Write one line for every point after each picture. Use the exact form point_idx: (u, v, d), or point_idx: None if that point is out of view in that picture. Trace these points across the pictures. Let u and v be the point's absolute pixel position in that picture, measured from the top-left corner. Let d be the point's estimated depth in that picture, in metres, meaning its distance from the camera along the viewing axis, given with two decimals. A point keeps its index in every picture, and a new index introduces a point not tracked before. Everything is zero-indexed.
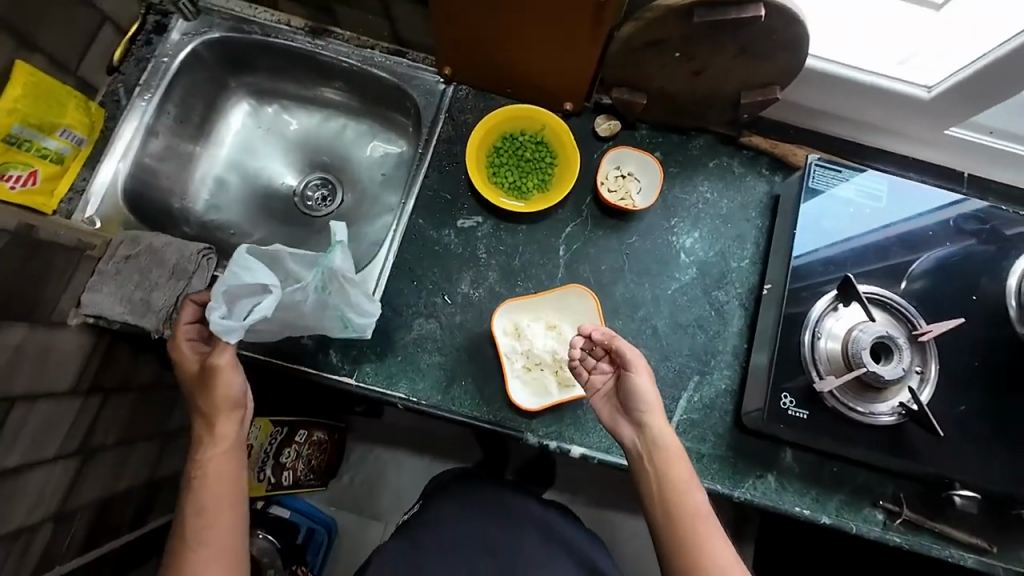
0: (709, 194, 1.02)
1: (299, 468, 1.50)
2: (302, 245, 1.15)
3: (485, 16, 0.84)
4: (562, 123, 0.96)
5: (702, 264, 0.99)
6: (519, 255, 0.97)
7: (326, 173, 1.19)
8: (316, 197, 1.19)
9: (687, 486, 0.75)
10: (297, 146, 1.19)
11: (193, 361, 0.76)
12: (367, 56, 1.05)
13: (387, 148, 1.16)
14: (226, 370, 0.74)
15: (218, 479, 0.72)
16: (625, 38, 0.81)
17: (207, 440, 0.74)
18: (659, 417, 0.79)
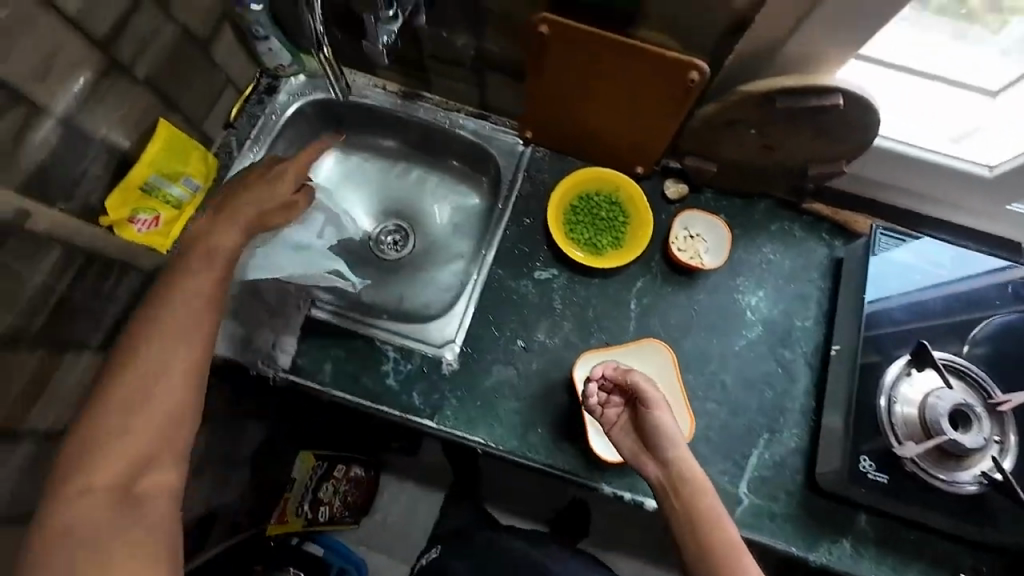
0: (772, 255, 1.07)
1: (335, 504, 1.52)
2: (376, 286, 1.22)
3: (573, 90, 0.91)
4: (636, 188, 1.04)
5: (768, 321, 1.02)
6: (592, 307, 1.02)
7: (400, 221, 1.27)
8: (390, 241, 1.26)
9: (713, 511, 0.72)
10: (375, 194, 1.28)
11: (292, 185, 0.89)
12: (455, 119, 1.14)
13: (460, 199, 1.25)
14: (297, 204, 0.89)
15: (179, 326, 0.69)
16: (705, 116, 0.88)
17: (173, 279, 0.73)
18: (681, 450, 0.78)
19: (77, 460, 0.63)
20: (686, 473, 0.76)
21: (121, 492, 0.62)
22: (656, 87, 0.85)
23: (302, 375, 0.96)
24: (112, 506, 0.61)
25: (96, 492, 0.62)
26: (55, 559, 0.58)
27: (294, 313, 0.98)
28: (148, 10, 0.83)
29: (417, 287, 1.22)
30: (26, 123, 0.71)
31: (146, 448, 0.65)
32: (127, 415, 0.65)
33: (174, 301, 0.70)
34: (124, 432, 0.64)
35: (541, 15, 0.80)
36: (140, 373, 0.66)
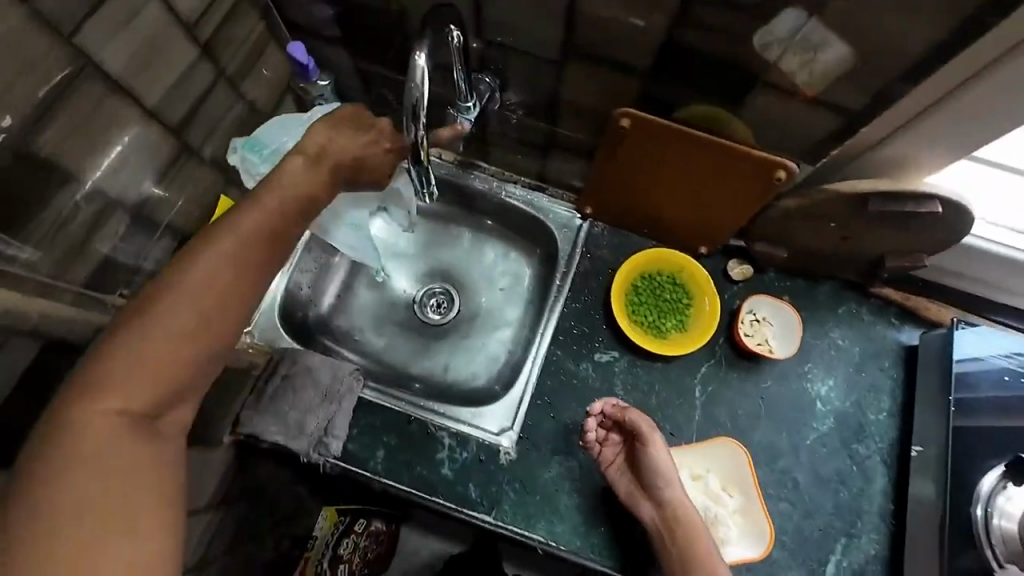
0: (841, 340, 1.02)
1: (354, 564, 1.17)
2: (421, 354, 1.18)
3: (645, 176, 0.89)
4: (700, 270, 1.01)
5: (840, 414, 0.97)
6: (655, 394, 0.98)
7: (446, 284, 1.24)
8: (434, 303, 1.22)
9: (702, 545, 0.83)
10: (421, 257, 1.25)
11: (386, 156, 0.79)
12: (511, 189, 1.12)
13: (509, 265, 1.22)
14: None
15: (253, 259, 0.63)
16: (785, 208, 0.85)
17: (257, 201, 0.65)
18: (677, 492, 0.86)
19: (121, 343, 0.55)
20: (682, 518, 0.84)
21: (144, 430, 0.54)
22: (737, 180, 0.82)
23: (354, 463, 0.91)
24: (136, 437, 0.53)
25: (126, 414, 0.54)
26: (63, 488, 0.49)
27: (346, 396, 0.93)
28: (221, 93, 0.83)
29: (463, 355, 1.17)
30: (99, 217, 0.69)
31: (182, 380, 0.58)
32: (176, 336, 0.57)
33: (252, 225, 0.63)
34: (167, 348, 0.56)
35: (624, 110, 0.77)
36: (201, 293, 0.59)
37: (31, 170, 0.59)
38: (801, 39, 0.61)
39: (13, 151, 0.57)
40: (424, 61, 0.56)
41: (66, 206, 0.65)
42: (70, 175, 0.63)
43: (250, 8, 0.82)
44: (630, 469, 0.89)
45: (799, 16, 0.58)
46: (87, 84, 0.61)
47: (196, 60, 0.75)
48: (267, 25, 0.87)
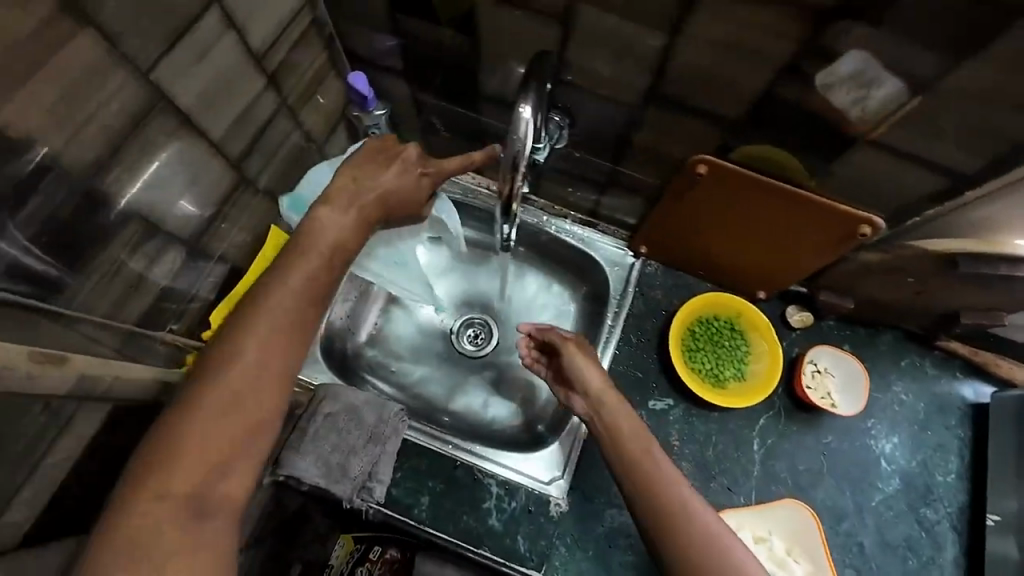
0: (904, 395, 0.98)
1: None
2: (458, 388, 1.13)
3: (711, 221, 0.86)
4: (760, 316, 0.97)
5: (907, 474, 0.93)
6: (712, 445, 0.93)
7: (485, 315, 1.19)
8: (472, 335, 1.17)
9: (649, 454, 0.70)
10: (462, 286, 1.20)
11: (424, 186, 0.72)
12: (563, 224, 1.07)
13: (549, 297, 1.15)
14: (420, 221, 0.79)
15: (286, 310, 0.57)
16: (864, 261, 0.82)
17: (290, 261, 0.60)
18: (603, 384, 0.79)
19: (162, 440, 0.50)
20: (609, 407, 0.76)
21: (188, 512, 0.49)
22: (813, 232, 0.78)
23: (398, 509, 0.87)
24: (181, 521, 0.48)
25: (170, 500, 0.49)
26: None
27: (390, 439, 0.89)
28: (281, 123, 0.80)
29: (501, 392, 1.12)
30: (157, 254, 0.66)
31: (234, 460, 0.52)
32: (215, 407, 0.52)
33: (284, 287, 0.58)
34: (207, 426, 0.52)
35: (701, 157, 0.74)
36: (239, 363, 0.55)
37: (99, 211, 0.56)
38: (865, 80, 0.57)
39: (84, 191, 0.53)
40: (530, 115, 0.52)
41: (128, 244, 0.61)
42: (134, 213, 0.60)
43: (316, 37, 0.80)
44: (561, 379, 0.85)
45: (864, 59, 0.55)
46: (160, 120, 0.58)
47: (262, 90, 0.72)
48: (329, 53, 0.85)
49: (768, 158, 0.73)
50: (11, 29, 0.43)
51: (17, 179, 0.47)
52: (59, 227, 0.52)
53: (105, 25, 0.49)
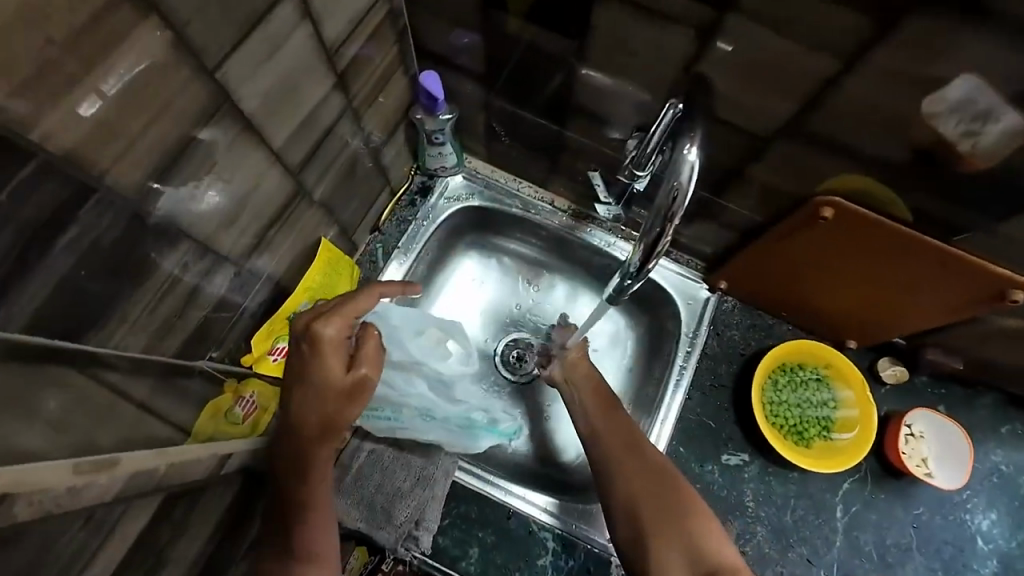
0: (1004, 466, 0.88)
1: None
2: None
3: (817, 265, 0.76)
4: (852, 369, 0.87)
5: (1005, 556, 0.84)
6: (791, 510, 0.84)
7: (533, 334, 1.05)
8: (515, 358, 1.03)
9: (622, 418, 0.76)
10: (504, 302, 1.06)
11: (330, 368, 0.59)
12: (663, 264, 0.96)
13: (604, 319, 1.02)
14: (367, 396, 0.61)
15: (311, 463, 0.58)
16: (1002, 325, 0.74)
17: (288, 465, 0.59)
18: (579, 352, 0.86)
19: None
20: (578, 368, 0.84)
21: None
22: (943, 290, 0.69)
23: (445, 561, 0.79)
24: None
25: None
26: None
27: (439, 481, 0.80)
28: (344, 126, 0.71)
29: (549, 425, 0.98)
30: (206, 275, 0.57)
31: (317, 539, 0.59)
32: None
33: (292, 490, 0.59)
34: None
35: (829, 199, 0.65)
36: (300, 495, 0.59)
37: (147, 235, 0.47)
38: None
39: (133, 214, 0.45)
40: (696, 157, 0.51)
41: (175, 270, 0.52)
42: (183, 235, 0.52)
43: (390, 30, 0.70)
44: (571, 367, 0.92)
45: None
46: (220, 127, 0.50)
47: (329, 91, 0.63)
48: (400, 49, 0.75)
49: (884, 199, 0.63)
50: (61, 16, 0.34)
51: (59, 203, 0.38)
52: (103, 255, 0.44)
53: (170, 13, 0.40)
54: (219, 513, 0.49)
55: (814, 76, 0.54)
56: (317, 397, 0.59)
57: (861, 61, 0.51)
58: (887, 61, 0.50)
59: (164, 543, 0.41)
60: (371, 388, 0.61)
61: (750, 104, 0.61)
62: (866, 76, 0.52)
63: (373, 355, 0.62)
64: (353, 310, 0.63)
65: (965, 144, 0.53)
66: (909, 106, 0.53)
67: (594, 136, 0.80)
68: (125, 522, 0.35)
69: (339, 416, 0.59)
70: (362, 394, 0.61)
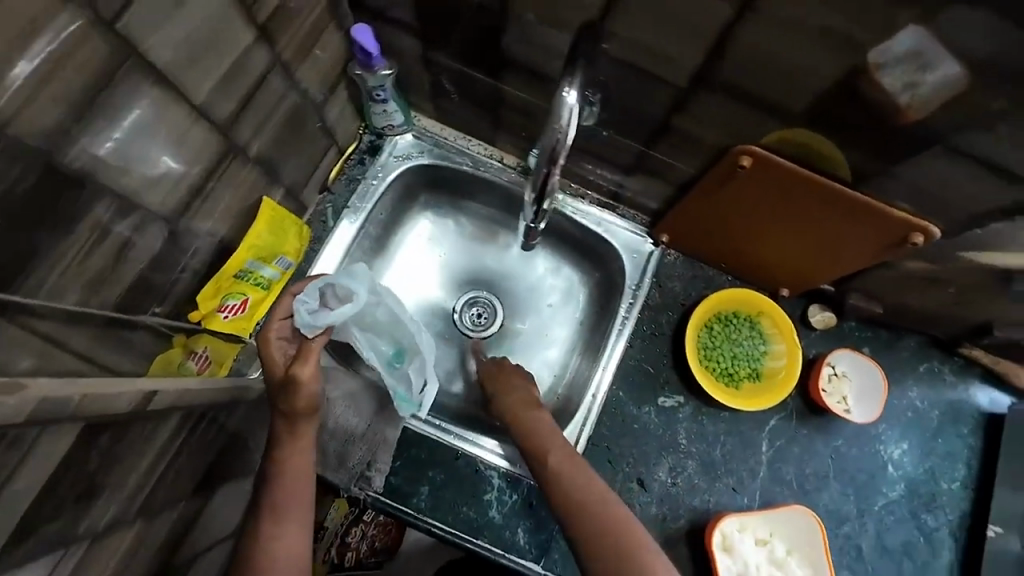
0: (919, 401, 0.96)
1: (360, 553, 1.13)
2: (458, 371, 1.04)
3: (749, 216, 0.79)
4: (786, 318, 0.91)
5: (911, 480, 0.92)
6: (720, 446, 0.91)
7: (489, 291, 1.09)
8: (473, 316, 1.07)
9: (587, 479, 0.73)
10: (464, 261, 1.09)
11: (279, 363, 0.68)
12: (579, 206, 1.00)
13: (554, 276, 1.08)
14: (307, 384, 0.66)
15: (292, 435, 0.67)
16: (904, 271, 0.78)
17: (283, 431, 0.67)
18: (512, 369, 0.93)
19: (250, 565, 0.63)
20: (506, 375, 0.92)
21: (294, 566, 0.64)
22: (861, 239, 0.73)
23: (396, 498, 0.84)
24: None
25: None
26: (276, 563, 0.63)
27: (389, 427, 0.86)
28: (276, 82, 0.71)
29: None
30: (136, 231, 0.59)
31: (293, 506, 0.65)
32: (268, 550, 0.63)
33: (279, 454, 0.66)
34: (277, 560, 0.63)
35: (746, 148, 0.67)
36: (276, 458, 0.66)
37: (64, 189, 0.49)
38: (941, 69, 0.51)
39: (43, 167, 0.47)
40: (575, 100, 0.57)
41: (102, 225, 0.54)
42: (106, 190, 0.53)
43: None
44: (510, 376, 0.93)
45: (949, 40, 0.49)
46: (130, 81, 0.51)
47: (252, 44, 0.63)
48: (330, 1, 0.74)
49: (807, 144, 0.65)
50: None
51: None
52: (18, 208, 0.46)
53: None
54: (158, 447, 0.53)
55: (717, 24, 0.56)
56: (273, 394, 0.67)
57: (756, 8, 0.52)
58: (777, 8, 0.51)
59: (95, 471, 0.45)
60: (303, 381, 0.66)
61: (667, 53, 0.62)
62: (763, 24, 0.54)
63: (312, 358, 0.67)
64: (279, 317, 0.70)
65: (909, 96, 0.55)
66: (806, 53, 0.55)
67: (530, 92, 0.81)
68: (45, 445, 0.40)
69: (294, 405, 0.66)
70: (299, 385, 0.66)
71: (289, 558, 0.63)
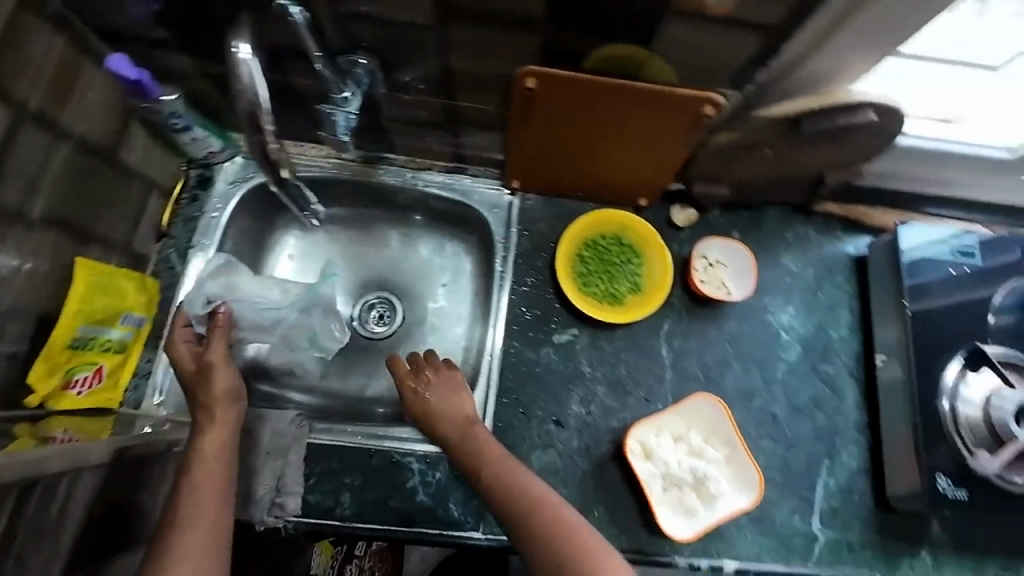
0: (794, 266, 1.00)
1: None
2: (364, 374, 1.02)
3: (567, 137, 0.81)
4: (646, 227, 0.95)
5: (804, 339, 0.97)
6: (623, 364, 0.92)
7: (382, 290, 1.07)
8: (372, 318, 1.06)
9: (512, 469, 0.71)
10: (349, 267, 1.07)
11: (189, 360, 0.79)
12: (431, 179, 1.00)
13: (438, 256, 1.07)
14: (219, 365, 0.77)
15: (216, 421, 0.73)
16: (718, 145, 0.81)
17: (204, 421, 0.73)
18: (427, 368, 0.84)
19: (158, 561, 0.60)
20: (423, 378, 0.83)
21: (214, 545, 0.63)
22: (668, 129, 0.75)
23: (319, 515, 0.82)
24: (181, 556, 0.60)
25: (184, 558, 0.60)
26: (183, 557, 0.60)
27: (292, 449, 0.83)
28: (32, 134, 0.67)
29: None
30: None
31: (207, 486, 0.67)
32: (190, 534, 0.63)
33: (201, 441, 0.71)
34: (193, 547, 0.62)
35: (527, 69, 0.68)
36: (197, 449, 0.71)
37: None
38: None
39: None
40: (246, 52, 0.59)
41: None
42: None
43: (39, 19, 0.66)
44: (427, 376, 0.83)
45: None
46: None
47: None
48: (72, 39, 0.71)
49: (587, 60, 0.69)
50: None
51: None
52: None
53: None
54: None
55: None
56: (191, 385, 0.77)
57: None
58: None
59: None
60: (218, 361, 0.77)
61: None
62: None
63: (223, 341, 0.80)
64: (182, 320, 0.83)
65: None
66: None
67: None
68: None
69: (212, 389, 0.75)
70: (212, 370, 0.77)
71: (201, 534, 0.63)
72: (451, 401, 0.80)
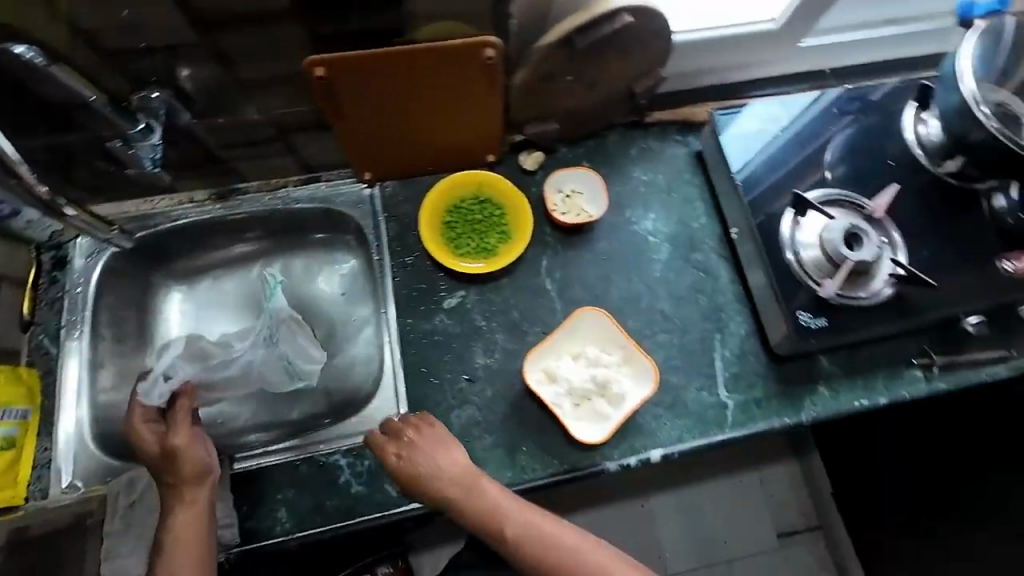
0: (644, 176, 1.08)
1: None
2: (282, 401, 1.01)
3: (386, 117, 0.86)
4: (498, 179, 1.01)
5: (670, 237, 1.05)
6: (514, 308, 0.98)
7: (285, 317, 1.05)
8: None
9: (529, 524, 0.75)
10: (246, 306, 1.05)
11: (153, 441, 0.79)
12: (289, 195, 1.01)
13: (329, 269, 1.07)
14: (185, 448, 0.77)
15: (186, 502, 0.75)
16: (520, 84, 0.91)
17: (175, 497, 0.75)
18: (421, 442, 0.81)
19: None
20: (419, 454, 0.80)
21: None
22: (467, 79, 0.82)
23: (260, 537, 0.83)
24: None
25: None
26: None
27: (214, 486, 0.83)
28: None
29: (333, 375, 1.01)
30: None
31: (179, 557, 0.71)
32: None
33: (174, 524, 0.73)
34: None
35: (310, 60, 0.73)
36: (172, 532, 0.73)
37: None
38: None
39: None
40: None
41: None
42: None
43: None
44: (424, 451, 0.80)
45: None
46: None
47: None
48: None
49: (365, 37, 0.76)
50: None
51: None
52: None
53: None
54: None
55: None
56: (158, 466, 0.78)
57: None
58: None
59: None
60: (183, 447, 0.77)
61: None
62: None
63: (186, 422, 0.80)
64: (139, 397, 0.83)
65: None
66: None
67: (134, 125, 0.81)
68: None
69: (178, 472, 0.76)
70: (179, 456, 0.77)
71: None
72: (455, 468, 0.79)
